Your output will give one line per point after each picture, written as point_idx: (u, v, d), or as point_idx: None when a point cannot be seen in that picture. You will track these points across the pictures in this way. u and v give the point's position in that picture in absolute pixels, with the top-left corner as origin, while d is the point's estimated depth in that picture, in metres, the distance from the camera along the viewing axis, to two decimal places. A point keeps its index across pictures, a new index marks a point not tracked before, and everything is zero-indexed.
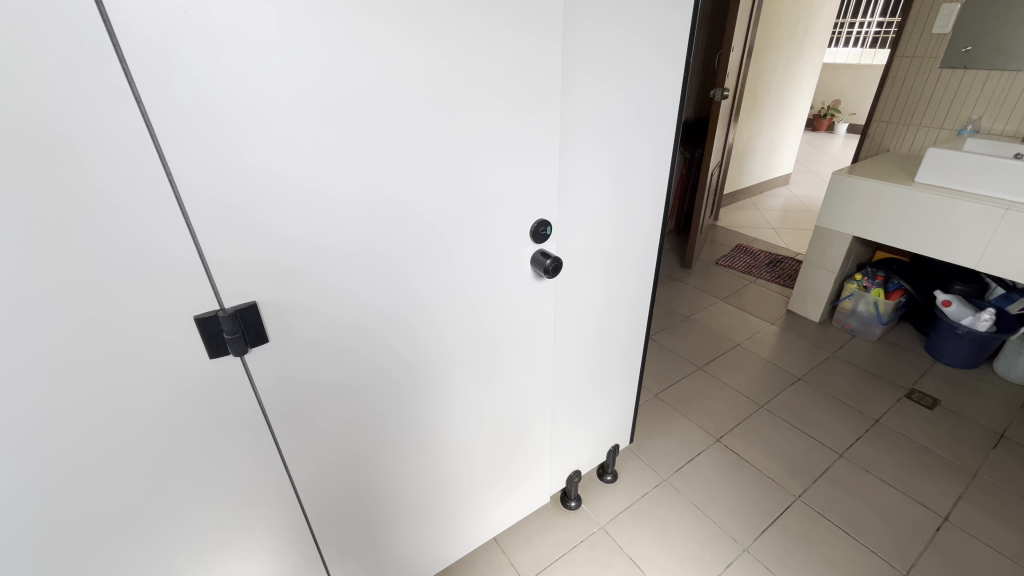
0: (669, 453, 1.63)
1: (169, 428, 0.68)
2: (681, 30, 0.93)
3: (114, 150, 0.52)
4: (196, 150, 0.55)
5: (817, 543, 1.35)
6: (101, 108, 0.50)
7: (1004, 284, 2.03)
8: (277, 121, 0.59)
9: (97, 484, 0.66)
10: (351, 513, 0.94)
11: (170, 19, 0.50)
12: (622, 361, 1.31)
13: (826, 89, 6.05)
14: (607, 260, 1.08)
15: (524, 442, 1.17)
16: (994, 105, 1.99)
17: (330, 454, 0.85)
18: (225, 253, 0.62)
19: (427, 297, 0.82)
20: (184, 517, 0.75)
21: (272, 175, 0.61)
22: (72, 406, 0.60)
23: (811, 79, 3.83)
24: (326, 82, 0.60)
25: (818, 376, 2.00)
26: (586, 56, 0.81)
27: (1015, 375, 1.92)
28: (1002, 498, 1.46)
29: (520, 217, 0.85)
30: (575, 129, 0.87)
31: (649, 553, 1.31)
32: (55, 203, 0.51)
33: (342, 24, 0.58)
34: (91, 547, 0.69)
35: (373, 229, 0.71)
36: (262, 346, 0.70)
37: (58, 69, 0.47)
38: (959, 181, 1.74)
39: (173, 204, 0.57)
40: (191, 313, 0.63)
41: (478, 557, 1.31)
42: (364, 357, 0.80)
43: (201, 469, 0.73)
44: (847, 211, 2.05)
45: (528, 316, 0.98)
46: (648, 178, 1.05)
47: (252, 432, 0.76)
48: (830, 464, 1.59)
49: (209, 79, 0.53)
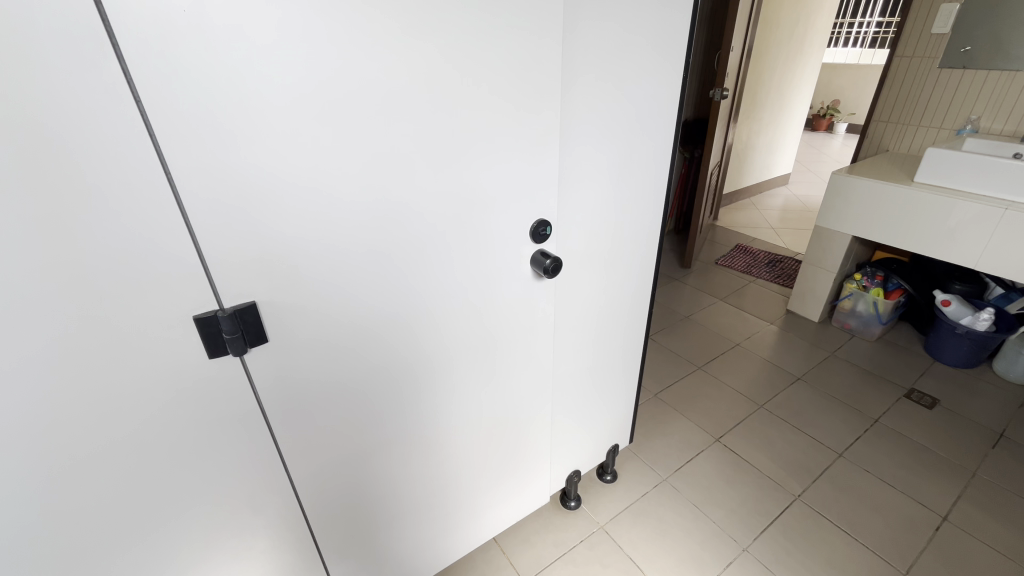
0: (669, 453, 1.63)
1: (169, 427, 0.68)
2: (681, 30, 0.93)
3: (114, 150, 0.52)
4: (196, 150, 0.56)
5: (817, 542, 1.35)
6: (101, 109, 0.50)
7: (1004, 283, 2.03)
8: (277, 122, 0.59)
9: (97, 483, 0.66)
10: (351, 512, 0.94)
11: (171, 20, 0.50)
12: (622, 361, 1.31)
13: (825, 89, 6.05)
14: (607, 260, 1.08)
15: (524, 442, 1.17)
16: (993, 104, 1.99)
17: (330, 454, 0.85)
18: (225, 253, 0.62)
19: (427, 296, 0.82)
20: (184, 517, 0.75)
21: (272, 175, 0.61)
22: (72, 406, 0.61)
23: (811, 79, 3.83)
24: (327, 82, 0.60)
25: (818, 376, 2.00)
26: (585, 56, 0.82)
27: (1014, 375, 1.92)
28: (1001, 498, 1.47)
29: (520, 217, 0.85)
30: (575, 129, 0.87)
31: (649, 552, 1.31)
32: (54, 203, 0.51)
33: (342, 25, 0.58)
34: (91, 546, 0.69)
35: (373, 229, 0.71)
36: (262, 346, 0.70)
37: (59, 69, 0.47)
38: (958, 180, 1.74)
39: (172, 205, 0.57)
40: (190, 313, 0.63)
41: (478, 557, 1.31)
42: (363, 356, 0.80)
43: (201, 469, 0.74)
44: (846, 211, 2.05)
45: (528, 316, 0.99)
46: (648, 178, 1.05)
47: (252, 432, 0.76)
48: (830, 463, 1.59)
49: (210, 80, 0.53)
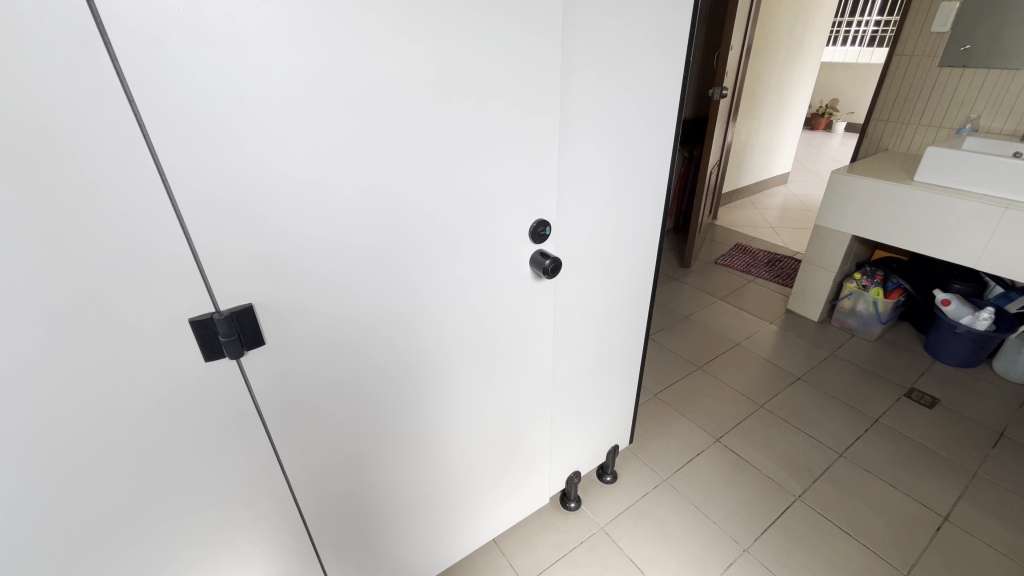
0: (669, 454, 1.63)
1: (166, 429, 0.67)
2: (681, 29, 0.92)
3: (107, 148, 0.51)
4: (191, 149, 0.55)
5: (818, 543, 1.34)
6: (93, 104, 0.49)
7: (1004, 283, 2.03)
8: (273, 120, 0.58)
9: (94, 486, 0.65)
10: (351, 513, 0.94)
11: (163, 15, 0.49)
12: (622, 361, 1.30)
13: (824, 88, 6.05)
14: (607, 260, 1.07)
15: (524, 443, 1.16)
16: (993, 103, 1.99)
17: (329, 454, 0.85)
18: (221, 252, 0.61)
19: (427, 297, 0.81)
20: (180, 519, 0.74)
21: (268, 173, 0.60)
22: (67, 408, 0.60)
23: (810, 78, 3.83)
24: (325, 79, 0.59)
25: (818, 376, 2.00)
26: (585, 53, 0.81)
27: (1014, 374, 1.92)
28: (1002, 498, 1.46)
29: (521, 217, 0.85)
30: (575, 126, 0.86)
31: (649, 553, 1.31)
32: (47, 201, 0.50)
33: (340, 22, 0.57)
34: (84, 549, 0.68)
35: (371, 228, 0.70)
36: (259, 348, 0.69)
37: (52, 67, 0.47)
38: (958, 179, 1.74)
39: (166, 203, 0.56)
40: (185, 315, 0.63)
41: (478, 558, 1.31)
42: (364, 355, 0.79)
43: (199, 472, 0.73)
44: (847, 209, 2.04)
45: (528, 315, 0.98)
46: (648, 178, 1.05)
47: (249, 433, 0.75)
48: (830, 463, 1.59)
49: (205, 76, 0.52)
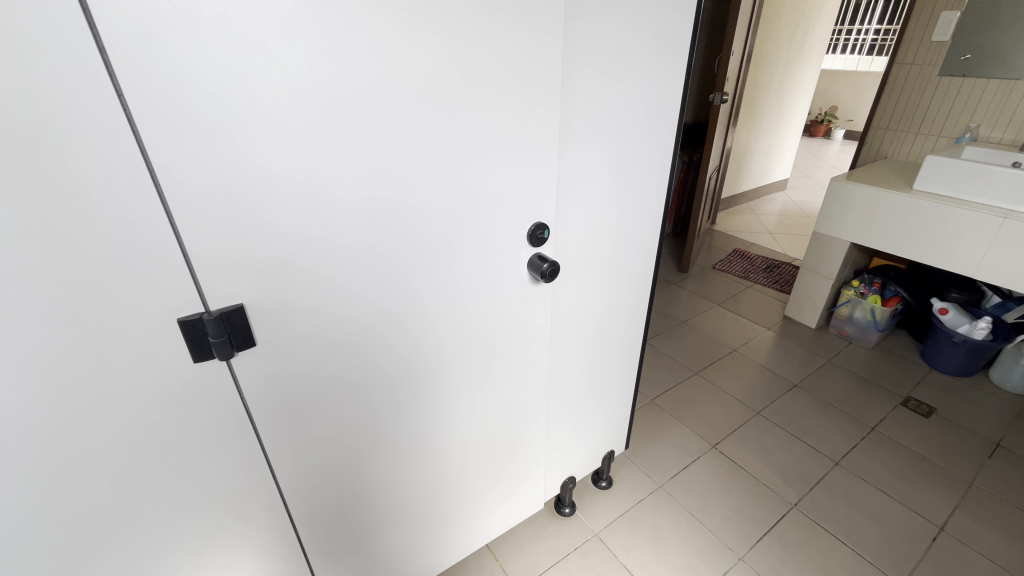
0: (665, 459, 1.62)
1: (155, 430, 0.66)
2: (683, 30, 0.91)
3: (99, 145, 0.50)
4: (183, 148, 0.53)
5: (814, 552, 1.34)
6: (78, 100, 0.47)
7: (1000, 292, 2.04)
8: (267, 119, 0.56)
9: (80, 489, 0.63)
10: (344, 516, 0.92)
11: (156, 9, 0.47)
12: (620, 363, 1.29)
13: (823, 96, 6.09)
14: (606, 263, 1.06)
15: (520, 446, 1.15)
16: (992, 113, 1.99)
17: (323, 456, 0.83)
18: (213, 252, 0.59)
19: (425, 298, 0.80)
20: (167, 522, 0.72)
21: (263, 171, 0.59)
22: (53, 410, 0.58)
23: (810, 85, 3.83)
24: (320, 76, 0.58)
25: (814, 383, 1.99)
26: (586, 53, 0.80)
27: (1011, 384, 1.92)
28: (998, 509, 1.46)
29: (518, 221, 0.84)
30: (575, 124, 0.85)
31: (644, 561, 1.29)
32: (36, 202, 0.49)
33: (335, 21, 0.56)
34: (67, 554, 0.66)
35: (368, 228, 0.69)
36: (249, 350, 0.68)
37: (40, 64, 0.45)
38: (958, 189, 1.73)
39: (157, 201, 0.54)
40: (174, 316, 0.61)
41: (469, 564, 1.29)
42: (361, 355, 0.78)
43: (188, 475, 0.71)
44: (846, 216, 2.04)
45: (526, 317, 0.97)
46: (649, 181, 1.04)
47: (237, 434, 0.72)
48: (827, 471, 1.58)
49: (199, 75, 0.51)
